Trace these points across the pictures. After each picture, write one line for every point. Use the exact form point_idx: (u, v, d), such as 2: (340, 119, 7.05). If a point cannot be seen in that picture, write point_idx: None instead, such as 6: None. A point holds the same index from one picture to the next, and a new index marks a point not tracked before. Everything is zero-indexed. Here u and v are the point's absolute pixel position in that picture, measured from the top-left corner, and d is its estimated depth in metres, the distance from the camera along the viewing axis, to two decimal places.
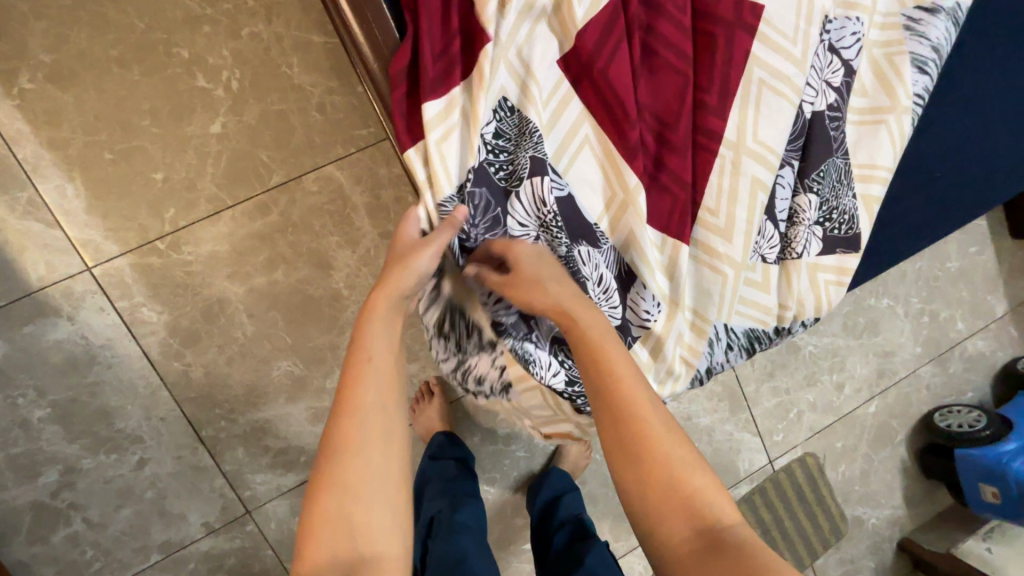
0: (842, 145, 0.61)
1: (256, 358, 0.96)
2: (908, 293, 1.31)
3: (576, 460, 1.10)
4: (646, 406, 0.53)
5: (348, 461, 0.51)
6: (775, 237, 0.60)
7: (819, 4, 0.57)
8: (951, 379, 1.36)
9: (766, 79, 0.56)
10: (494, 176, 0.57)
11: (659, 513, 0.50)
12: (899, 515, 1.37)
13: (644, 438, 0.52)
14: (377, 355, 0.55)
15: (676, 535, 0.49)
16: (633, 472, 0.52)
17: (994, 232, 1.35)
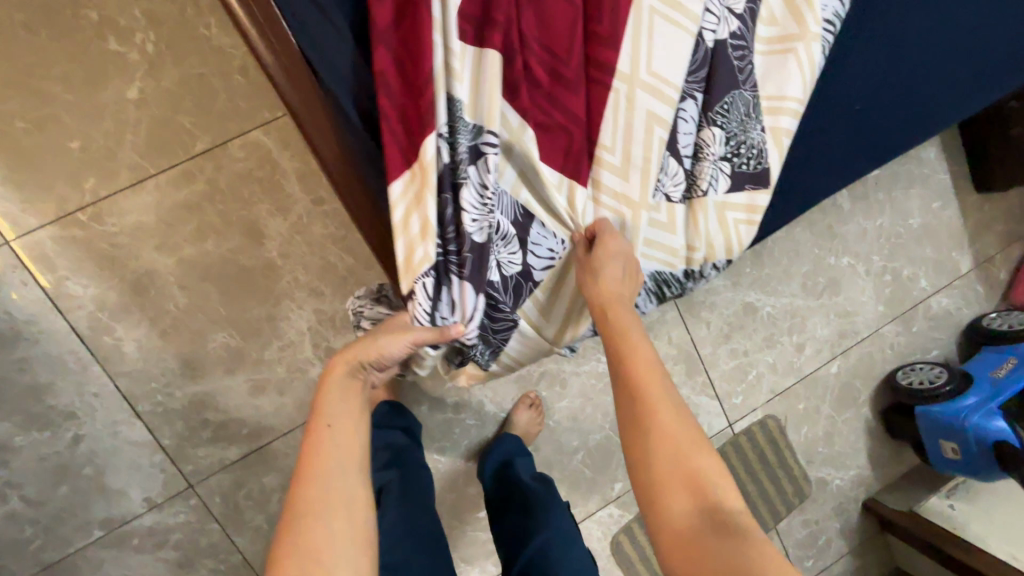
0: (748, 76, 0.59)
1: (190, 331, 0.94)
2: (870, 252, 1.28)
3: (528, 427, 1.09)
4: (662, 396, 0.53)
5: (308, 522, 0.49)
6: (679, 173, 0.59)
7: None
8: (916, 338, 1.34)
9: (657, 7, 0.55)
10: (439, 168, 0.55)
11: (663, 488, 0.49)
12: (864, 476, 1.36)
13: (654, 416, 0.52)
14: (333, 419, 0.55)
15: (676, 509, 0.48)
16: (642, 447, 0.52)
17: (957, 187, 1.32)
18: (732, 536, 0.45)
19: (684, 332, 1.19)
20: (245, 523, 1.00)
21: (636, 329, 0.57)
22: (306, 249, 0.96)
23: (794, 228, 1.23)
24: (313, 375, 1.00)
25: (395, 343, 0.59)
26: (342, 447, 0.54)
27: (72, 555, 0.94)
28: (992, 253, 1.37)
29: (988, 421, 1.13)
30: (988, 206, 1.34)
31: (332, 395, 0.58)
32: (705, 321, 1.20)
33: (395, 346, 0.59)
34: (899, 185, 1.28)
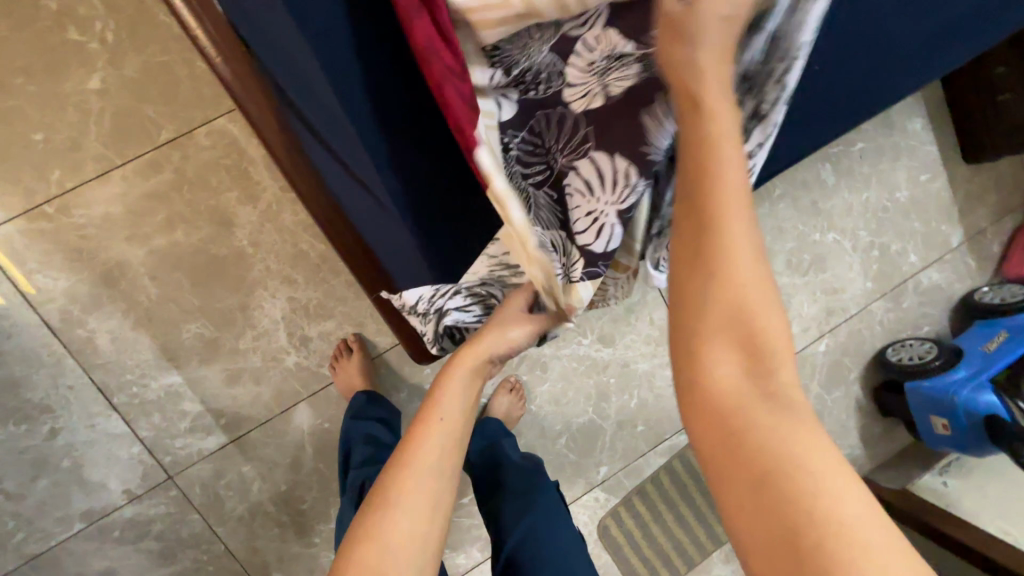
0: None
1: (163, 321, 0.94)
2: (856, 227, 1.26)
3: (508, 411, 1.09)
4: (740, 226, 0.40)
5: (404, 491, 0.57)
6: None
7: None
8: (906, 314, 1.32)
9: None
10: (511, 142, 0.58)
11: (709, 334, 0.40)
12: (855, 455, 1.34)
13: (727, 252, 0.39)
14: (448, 414, 0.64)
15: (722, 371, 0.39)
16: (698, 280, 0.40)
17: (945, 158, 1.29)
18: (782, 415, 0.37)
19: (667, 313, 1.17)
20: (227, 513, 1.00)
21: (730, 133, 0.42)
22: (277, 237, 0.96)
23: (777, 205, 1.21)
24: (290, 363, 0.99)
25: (514, 328, 0.69)
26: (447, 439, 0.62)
27: (55, 547, 0.95)
28: (983, 225, 1.34)
29: (977, 396, 1.10)
30: (977, 177, 1.31)
31: (455, 389, 0.67)
32: None
33: (515, 333, 0.69)
34: (884, 157, 1.25)
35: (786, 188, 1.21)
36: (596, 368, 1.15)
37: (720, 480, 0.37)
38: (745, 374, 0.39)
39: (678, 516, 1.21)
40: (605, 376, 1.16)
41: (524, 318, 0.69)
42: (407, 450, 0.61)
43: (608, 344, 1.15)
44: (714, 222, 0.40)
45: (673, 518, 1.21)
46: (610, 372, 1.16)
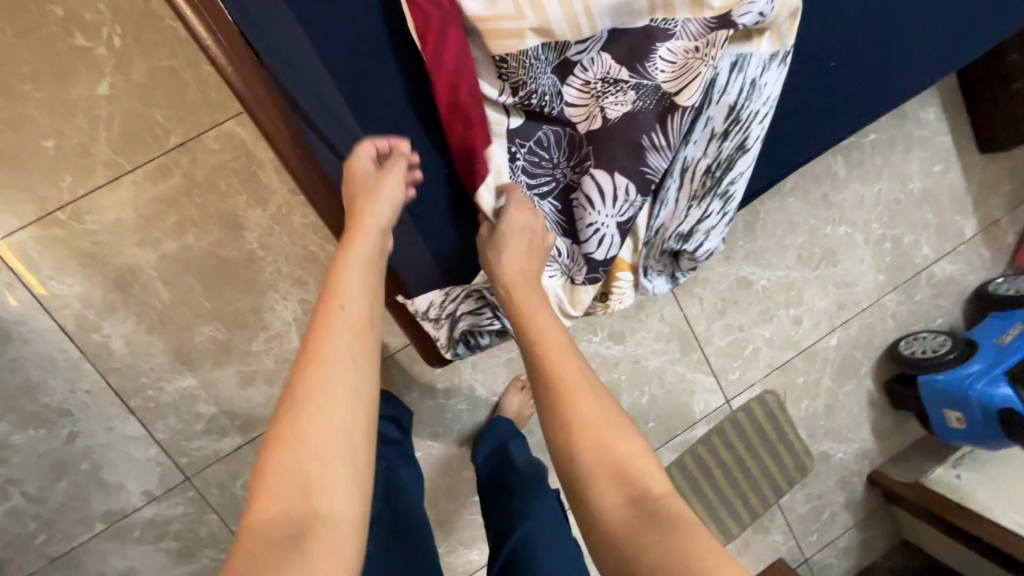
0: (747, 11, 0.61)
1: (176, 325, 0.95)
2: (868, 219, 1.24)
3: (520, 409, 1.10)
4: (576, 380, 0.57)
5: (312, 411, 0.49)
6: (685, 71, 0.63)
7: None
8: (919, 307, 1.30)
9: None
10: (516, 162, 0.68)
11: (591, 481, 0.52)
12: (868, 449, 1.34)
13: (576, 409, 0.55)
14: (350, 305, 0.54)
15: (607, 506, 0.50)
16: (561, 443, 0.55)
17: (960, 148, 1.27)
18: (665, 526, 0.47)
19: (677, 309, 1.17)
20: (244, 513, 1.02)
21: (545, 315, 0.63)
22: (287, 240, 0.96)
23: (788, 198, 1.20)
24: None
25: (388, 187, 0.61)
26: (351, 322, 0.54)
27: (76, 548, 0.96)
28: (998, 215, 1.32)
29: (992, 388, 1.10)
30: (992, 167, 1.29)
31: (355, 275, 0.57)
32: (698, 297, 1.18)
33: (390, 189, 0.61)
34: (897, 148, 1.23)
35: (798, 181, 1.19)
36: (607, 365, 1.15)
37: (604, 541, 0.50)
38: (627, 497, 0.51)
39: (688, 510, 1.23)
40: (616, 373, 1.16)
41: (385, 172, 0.62)
42: (305, 367, 0.51)
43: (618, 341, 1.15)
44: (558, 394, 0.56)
45: None
46: (620, 369, 1.16)
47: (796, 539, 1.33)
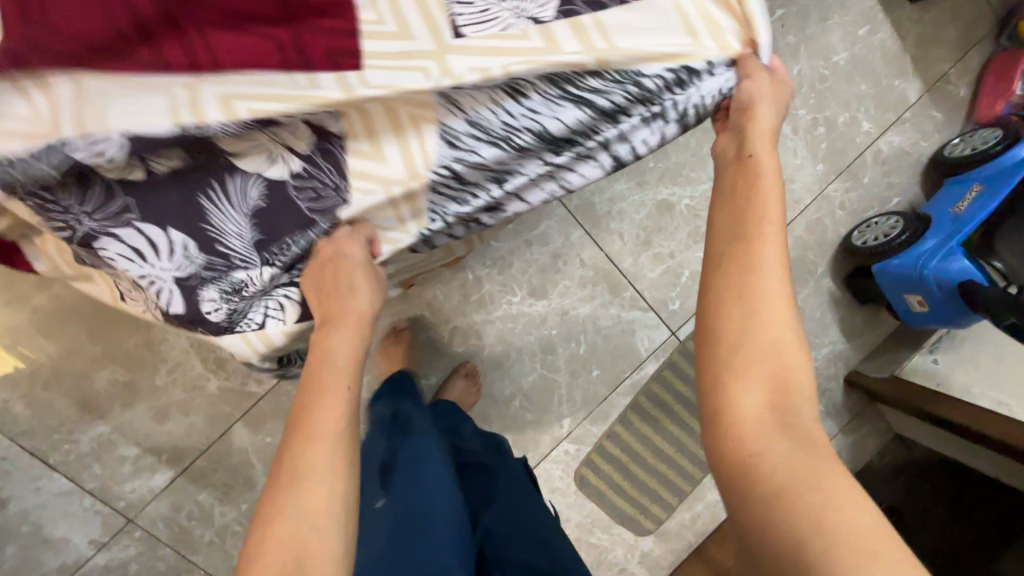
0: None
1: (73, 375, 0.93)
2: (793, 106, 1.12)
3: (462, 393, 1.05)
4: (769, 270, 0.52)
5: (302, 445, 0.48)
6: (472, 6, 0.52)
7: None
8: (869, 190, 1.19)
9: None
10: (178, 266, 0.53)
11: (745, 369, 0.49)
12: (840, 351, 1.25)
13: (759, 301, 0.51)
14: (329, 375, 0.52)
15: (749, 399, 0.48)
16: (743, 320, 0.50)
17: (885, 3, 1.12)
18: (822, 459, 0.45)
19: (595, 249, 1.10)
20: (196, 542, 1.02)
21: (764, 196, 0.54)
22: None
23: None
24: (212, 388, 0.98)
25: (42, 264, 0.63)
26: (340, 366, 0.53)
27: None
28: (945, 69, 1.17)
29: (948, 262, 0.99)
30: (927, 16, 1.15)
31: (333, 344, 0.54)
32: (615, 233, 1.10)
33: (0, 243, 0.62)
34: (811, 20, 1.09)
35: None
36: (534, 324, 1.10)
37: (745, 404, 0.48)
38: (769, 404, 0.48)
39: (655, 450, 1.19)
40: (546, 329, 1.10)
41: None
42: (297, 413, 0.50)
43: (538, 296, 1.09)
44: (750, 260, 0.52)
45: (648, 453, 1.18)
46: (550, 325, 1.10)
47: None
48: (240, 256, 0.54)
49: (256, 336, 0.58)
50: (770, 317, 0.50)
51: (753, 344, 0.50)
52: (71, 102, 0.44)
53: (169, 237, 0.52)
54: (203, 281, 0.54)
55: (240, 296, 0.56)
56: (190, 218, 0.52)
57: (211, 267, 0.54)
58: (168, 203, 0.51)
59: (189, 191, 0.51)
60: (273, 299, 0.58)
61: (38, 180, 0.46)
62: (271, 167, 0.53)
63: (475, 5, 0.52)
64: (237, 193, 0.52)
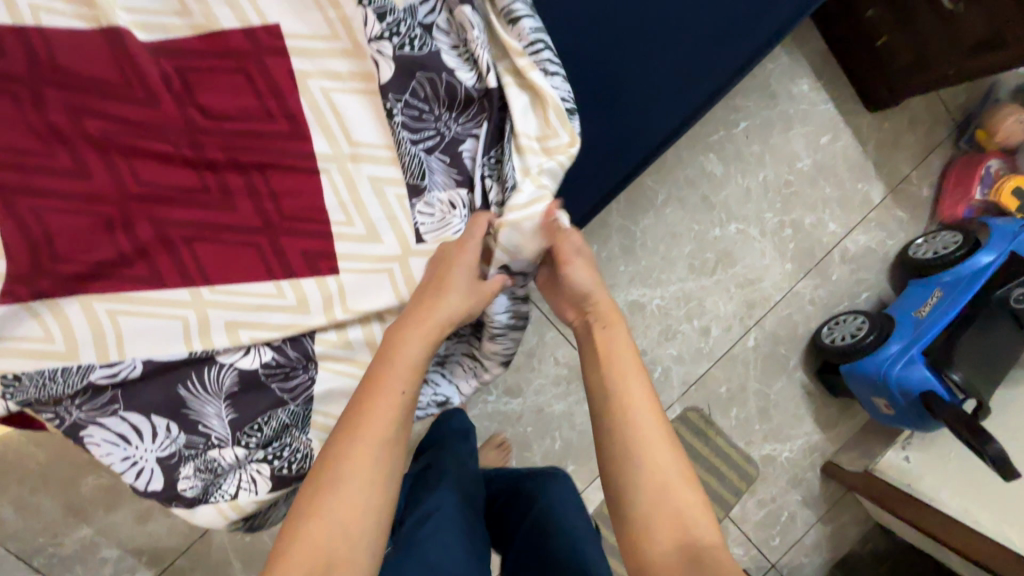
0: (485, 68, 0.53)
1: (60, 480, 0.97)
2: (760, 210, 1.16)
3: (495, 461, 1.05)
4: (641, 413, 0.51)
5: (356, 448, 0.45)
6: (435, 218, 0.54)
7: (362, 174, 0.52)
8: (838, 287, 1.22)
9: (333, 172, 0.52)
10: (157, 451, 0.51)
11: (642, 522, 0.48)
12: (815, 442, 1.26)
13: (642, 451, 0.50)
14: (399, 368, 0.47)
15: (653, 550, 0.46)
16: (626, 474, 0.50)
17: (845, 113, 1.18)
18: None
19: (569, 348, 1.13)
20: None
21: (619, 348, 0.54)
22: None
23: (663, 211, 1.13)
24: None
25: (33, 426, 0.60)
26: (407, 362, 0.47)
27: None
28: (907, 172, 1.23)
29: (910, 370, 1.01)
30: (886, 124, 1.20)
31: (405, 340, 0.48)
32: None
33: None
34: (774, 131, 1.15)
35: (669, 192, 1.13)
36: (509, 421, 1.12)
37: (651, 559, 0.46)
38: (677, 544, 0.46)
39: None
40: (521, 426, 1.13)
41: None
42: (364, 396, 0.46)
43: (513, 393, 1.12)
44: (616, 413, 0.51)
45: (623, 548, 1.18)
46: (525, 422, 1.13)
47: (757, 548, 1.24)
48: (218, 434, 0.52)
49: (229, 508, 0.53)
50: (659, 457, 0.50)
51: (651, 502, 0.48)
52: (108, 339, 0.49)
53: (151, 420, 0.51)
54: (179, 461, 0.52)
55: (214, 473, 0.53)
56: (168, 402, 0.51)
57: (189, 445, 0.52)
58: (150, 389, 0.50)
59: (168, 377, 0.50)
60: (247, 473, 0.53)
61: (39, 373, 0.48)
62: (245, 356, 0.51)
63: (434, 214, 0.54)
64: (212, 379, 0.51)
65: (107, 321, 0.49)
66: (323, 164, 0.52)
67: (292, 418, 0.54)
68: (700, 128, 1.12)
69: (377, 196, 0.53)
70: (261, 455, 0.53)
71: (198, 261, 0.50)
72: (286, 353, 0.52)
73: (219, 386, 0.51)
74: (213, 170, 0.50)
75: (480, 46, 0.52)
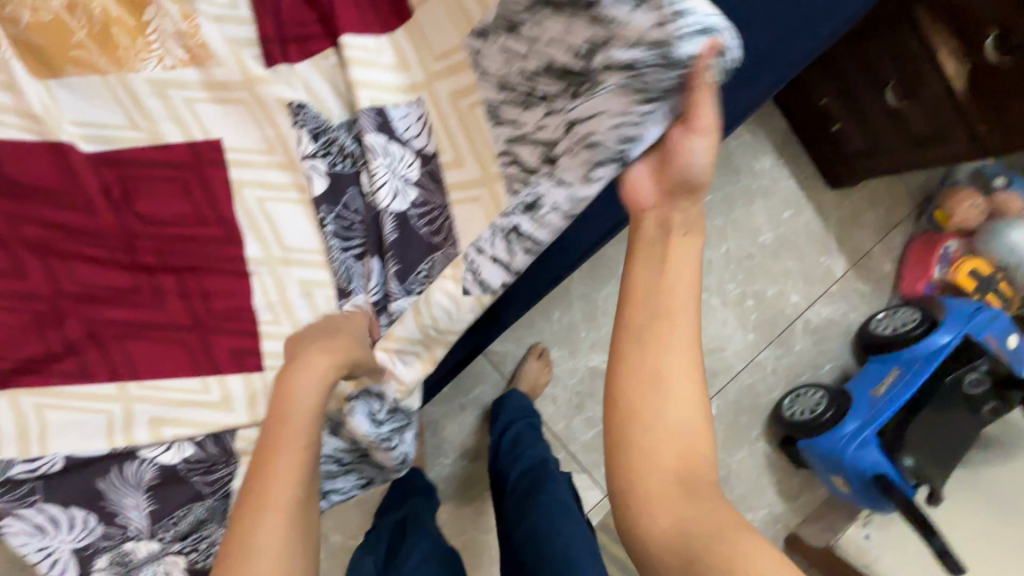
0: (413, 176, 0.70)
1: None
2: (721, 281, 1.19)
3: (537, 379, 1.08)
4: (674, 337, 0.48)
5: (270, 477, 0.47)
6: (371, 297, 0.70)
7: (293, 278, 0.71)
8: (801, 358, 1.23)
9: (266, 273, 0.70)
10: (78, 543, 0.62)
11: (658, 447, 0.46)
12: (779, 513, 1.24)
13: (662, 383, 0.47)
14: (300, 404, 0.52)
15: (656, 482, 0.45)
16: (650, 394, 0.47)
17: (807, 190, 1.21)
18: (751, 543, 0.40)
19: None
20: None
21: (666, 262, 0.50)
22: None
23: None
24: None
25: None
26: (303, 404, 0.52)
27: None
28: (869, 247, 1.25)
29: (864, 452, 1.01)
30: (847, 201, 1.24)
31: (302, 384, 0.53)
32: (549, 397, 1.14)
33: None
34: (736, 205, 1.18)
35: None
36: (467, 485, 1.11)
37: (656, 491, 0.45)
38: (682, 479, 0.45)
39: None
40: (478, 490, 1.12)
41: None
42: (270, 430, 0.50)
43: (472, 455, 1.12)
44: (657, 326, 0.48)
45: None
46: (483, 486, 1.12)
47: None
48: (134, 528, 0.63)
49: None
50: (683, 384, 0.47)
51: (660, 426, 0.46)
52: (34, 434, 0.63)
53: (72, 514, 0.62)
54: (96, 552, 0.62)
55: (127, 566, 0.63)
56: (89, 496, 0.63)
57: (106, 536, 0.63)
58: (78, 484, 0.63)
59: (94, 477, 0.63)
60: (159, 565, 0.64)
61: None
62: (166, 453, 0.65)
63: (368, 299, 0.69)
64: (133, 473, 0.64)
65: (31, 413, 0.64)
66: (255, 266, 0.70)
67: (207, 513, 0.66)
68: None
69: (304, 295, 0.70)
70: (175, 548, 0.64)
71: (130, 356, 0.67)
72: (200, 452, 0.66)
73: (139, 481, 0.64)
74: (152, 279, 0.69)
75: (412, 160, 0.70)
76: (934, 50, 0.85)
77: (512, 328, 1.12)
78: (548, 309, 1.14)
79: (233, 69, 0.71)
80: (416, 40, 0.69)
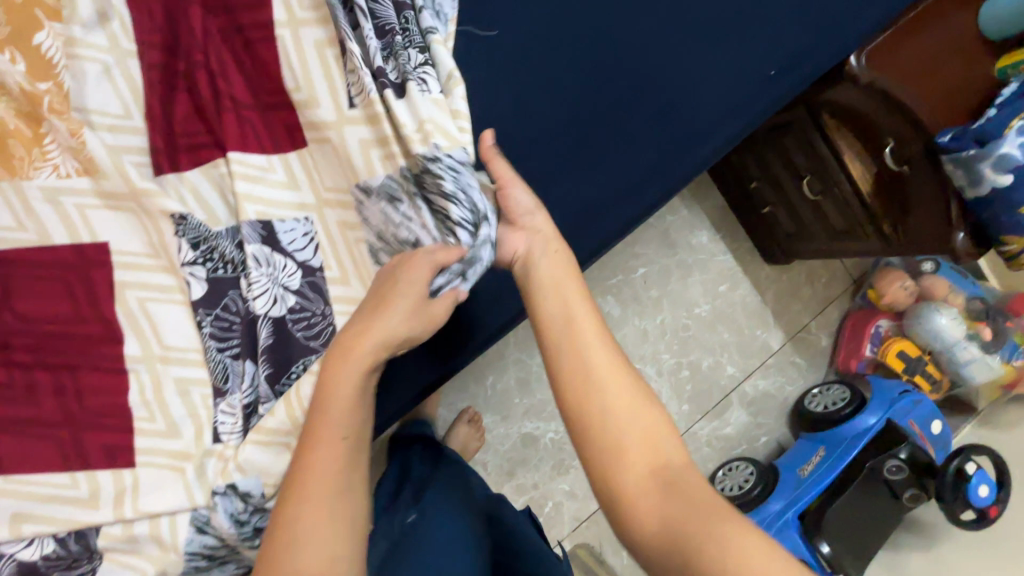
0: (293, 282, 0.62)
1: None
2: (657, 350, 1.20)
3: (467, 443, 1.07)
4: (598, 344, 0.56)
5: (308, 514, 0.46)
6: (236, 411, 0.60)
7: (168, 376, 0.60)
8: (737, 430, 1.24)
9: (140, 371, 0.60)
10: None
11: (618, 445, 0.51)
12: None
13: (602, 392, 0.53)
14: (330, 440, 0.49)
15: (628, 480, 0.49)
16: (590, 404, 0.53)
17: (744, 264, 1.24)
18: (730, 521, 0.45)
19: None
20: None
21: (569, 285, 0.59)
22: None
23: None
24: None
25: None
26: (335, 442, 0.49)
27: None
28: (806, 321, 1.27)
29: (786, 536, 1.01)
30: (784, 276, 1.26)
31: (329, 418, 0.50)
32: (480, 463, 1.14)
33: None
34: (673, 277, 1.21)
35: None
36: None
37: (630, 492, 0.49)
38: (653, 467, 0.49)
39: None
40: None
41: None
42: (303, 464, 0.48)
43: None
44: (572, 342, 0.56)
45: None
46: None
47: None
48: None
49: None
50: (616, 382, 0.54)
51: (617, 424, 0.52)
52: None
53: None
54: None
55: None
56: None
57: None
58: None
59: None
60: None
61: None
62: (26, 548, 0.56)
63: (232, 415, 0.60)
64: None
65: None
66: (133, 364, 0.60)
67: None
68: (599, 272, 1.18)
69: (179, 395, 0.60)
70: None
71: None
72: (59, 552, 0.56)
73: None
74: (22, 370, 0.59)
75: (302, 257, 0.63)
76: (842, 155, 0.88)
77: (443, 391, 1.13)
78: (482, 374, 1.15)
79: (117, 178, 0.60)
80: (311, 164, 0.64)
